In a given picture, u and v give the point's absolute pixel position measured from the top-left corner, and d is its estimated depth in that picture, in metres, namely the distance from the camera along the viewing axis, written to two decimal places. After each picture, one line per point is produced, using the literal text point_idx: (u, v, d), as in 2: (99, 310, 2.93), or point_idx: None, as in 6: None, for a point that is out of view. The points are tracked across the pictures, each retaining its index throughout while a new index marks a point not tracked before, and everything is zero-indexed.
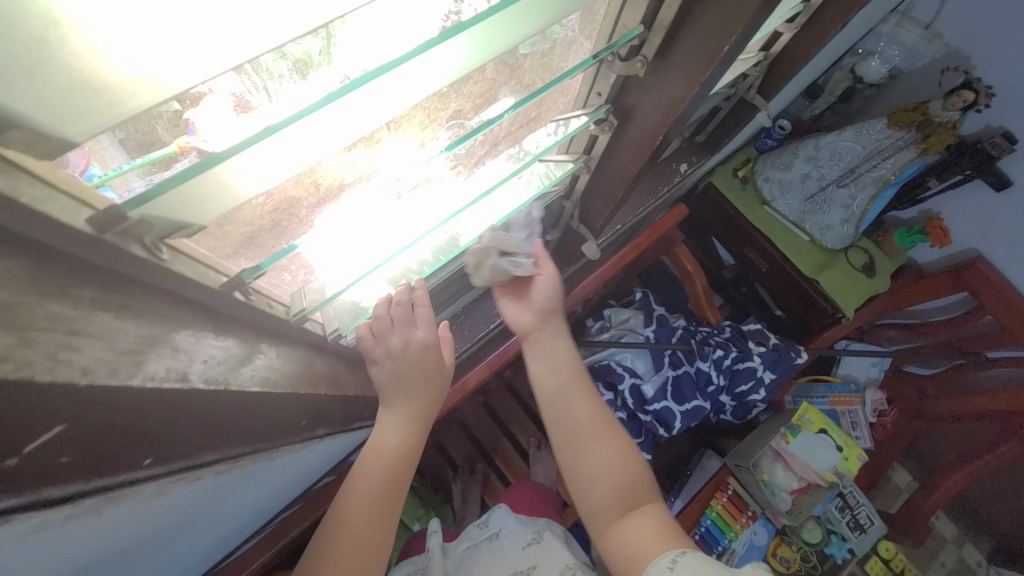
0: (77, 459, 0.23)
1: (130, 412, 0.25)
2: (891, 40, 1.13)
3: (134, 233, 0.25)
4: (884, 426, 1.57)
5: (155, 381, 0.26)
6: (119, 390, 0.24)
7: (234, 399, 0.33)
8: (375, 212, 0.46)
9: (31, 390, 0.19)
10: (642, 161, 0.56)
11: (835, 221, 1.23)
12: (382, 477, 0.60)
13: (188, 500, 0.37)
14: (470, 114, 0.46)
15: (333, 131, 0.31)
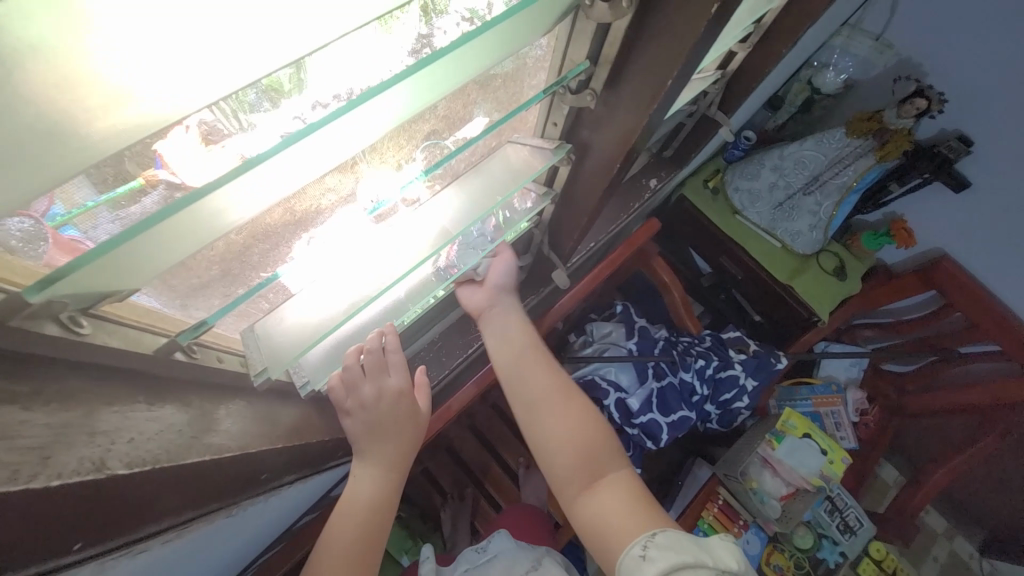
0: None
1: (52, 509, 0.23)
2: (843, 52, 1.17)
3: (45, 314, 0.25)
4: (867, 425, 1.56)
5: (75, 474, 0.24)
6: (23, 494, 0.21)
7: (176, 473, 0.31)
8: (361, 241, 0.46)
9: None
10: (604, 186, 0.57)
11: (804, 227, 1.26)
12: (354, 532, 0.58)
13: (138, 571, 0.35)
14: (446, 134, 0.47)
15: (312, 159, 0.32)
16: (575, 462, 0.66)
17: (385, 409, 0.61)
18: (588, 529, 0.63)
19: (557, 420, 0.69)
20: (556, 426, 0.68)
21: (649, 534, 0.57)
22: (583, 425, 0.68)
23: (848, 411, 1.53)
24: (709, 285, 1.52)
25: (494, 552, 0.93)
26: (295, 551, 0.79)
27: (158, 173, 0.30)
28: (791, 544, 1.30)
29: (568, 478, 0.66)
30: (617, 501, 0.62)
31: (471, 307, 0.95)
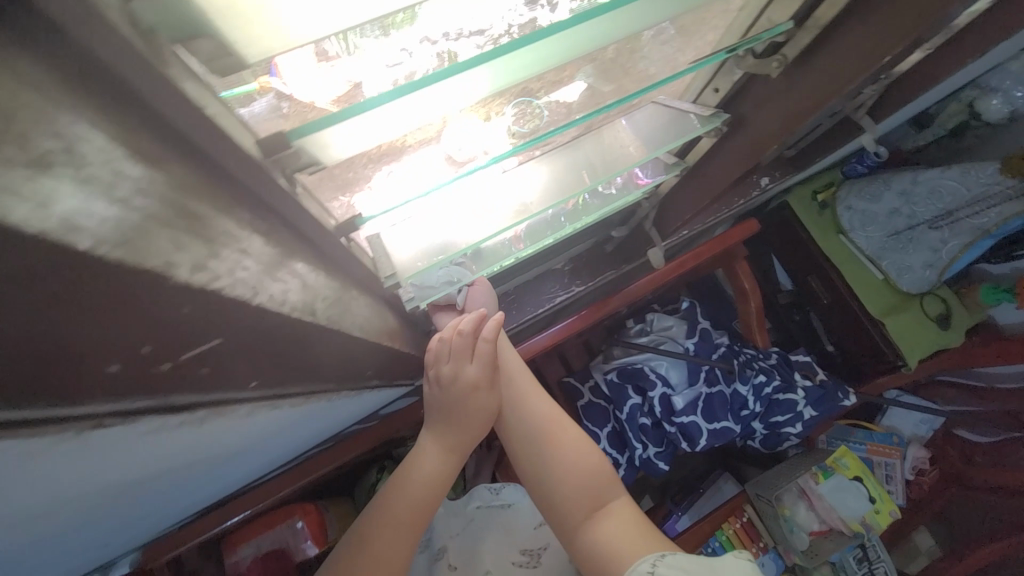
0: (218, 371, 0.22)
1: (269, 340, 0.25)
2: (1018, 79, 1.00)
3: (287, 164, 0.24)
4: (920, 485, 1.48)
5: (300, 310, 0.25)
6: (270, 315, 0.23)
7: (341, 340, 0.33)
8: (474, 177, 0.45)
9: (206, 308, 0.19)
10: (746, 169, 0.53)
11: (917, 264, 1.14)
12: (410, 498, 0.59)
13: (262, 427, 0.38)
14: (539, 94, 0.42)
15: (404, 118, 0.29)
16: (578, 492, 0.64)
17: (454, 397, 0.60)
18: (591, 566, 0.61)
19: (564, 455, 0.67)
20: (560, 455, 0.67)
21: (659, 554, 0.58)
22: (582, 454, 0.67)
23: (904, 467, 1.43)
24: (786, 303, 1.45)
25: (507, 500, 0.94)
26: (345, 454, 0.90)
27: (271, 81, 0.27)
28: None
29: (569, 515, 0.64)
30: (623, 530, 0.62)
31: (550, 268, 0.95)
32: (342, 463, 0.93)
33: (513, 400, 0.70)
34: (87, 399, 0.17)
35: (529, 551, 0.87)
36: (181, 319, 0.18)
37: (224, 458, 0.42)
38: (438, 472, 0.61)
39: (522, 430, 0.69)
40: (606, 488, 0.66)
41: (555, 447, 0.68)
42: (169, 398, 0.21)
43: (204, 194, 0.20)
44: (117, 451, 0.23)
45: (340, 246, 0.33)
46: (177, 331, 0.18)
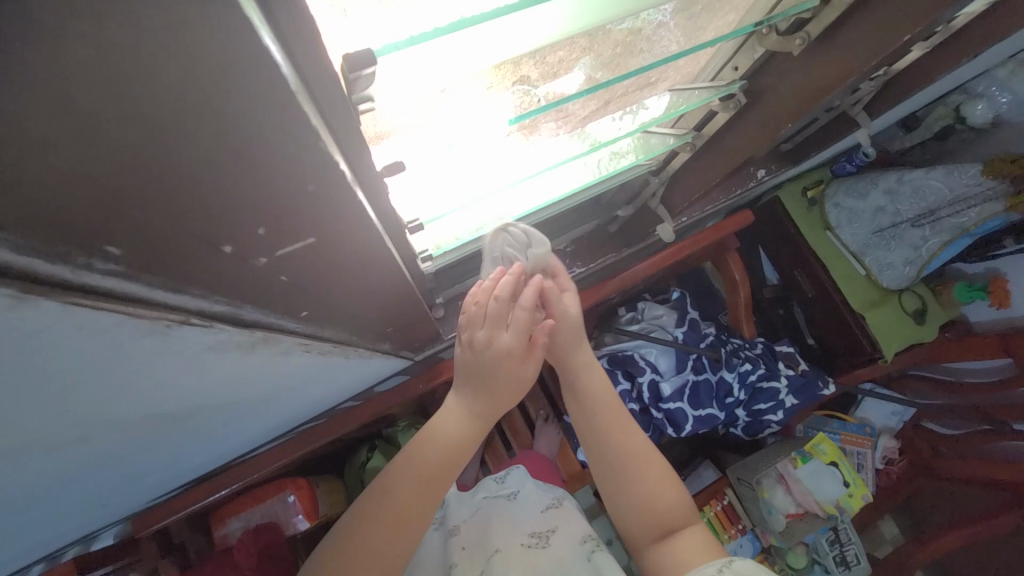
0: (292, 280, 0.23)
1: (338, 264, 0.25)
2: (1002, 86, 1.04)
3: (363, 87, 0.24)
4: (889, 474, 1.53)
5: (378, 232, 0.26)
6: (346, 227, 0.23)
7: (390, 278, 0.33)
8: (495, 140, 0.44)
9: (295, 196, 0.19)
10: (760, 146, 0.55)
11: (897, 260, 1.20)
12: (429, 462, 0.60)
13: (290, 373, 0.38)
14: (536, 84, 0.41)
15: (450, 61, 0.31)
16: (646, 514, 0.66)
17: (488, 364, 0.58)
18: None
19: (635, 476, 0.67)
20: (637, 486, 0.66)
21: (728, 561, 0.61)
22: (660, 480, 0.67)
23: (875, 457, 1.49)
24: (771, 297, 1.50)
25: (512, 488, 0.94)
26: (339, 427, 0.89)
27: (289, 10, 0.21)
28: (783, 560, 1.32)
29: (639, 530, 0.67)
30: (692, 548, 0.64)
31: (552, 249, 0.95)
32: (337, 437, 0.92)
33: (588, 426, 0.69)
34: (191, 287, 0.20)
35: (537, 531, 0.84)
36: (273, 201, 0.19)
37: (246, 406, 0.42)
38: (457, 440, 0.61)
39: (599, 454, 0.69)
40: (674, 507, 0.67)
41: (632, 474, 0.67)
42: (242, 307, 0.23)
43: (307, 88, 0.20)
44: (179, 364, 0.24)
45: (385, 192, 0.33)
46: (273, 208, 0.19)
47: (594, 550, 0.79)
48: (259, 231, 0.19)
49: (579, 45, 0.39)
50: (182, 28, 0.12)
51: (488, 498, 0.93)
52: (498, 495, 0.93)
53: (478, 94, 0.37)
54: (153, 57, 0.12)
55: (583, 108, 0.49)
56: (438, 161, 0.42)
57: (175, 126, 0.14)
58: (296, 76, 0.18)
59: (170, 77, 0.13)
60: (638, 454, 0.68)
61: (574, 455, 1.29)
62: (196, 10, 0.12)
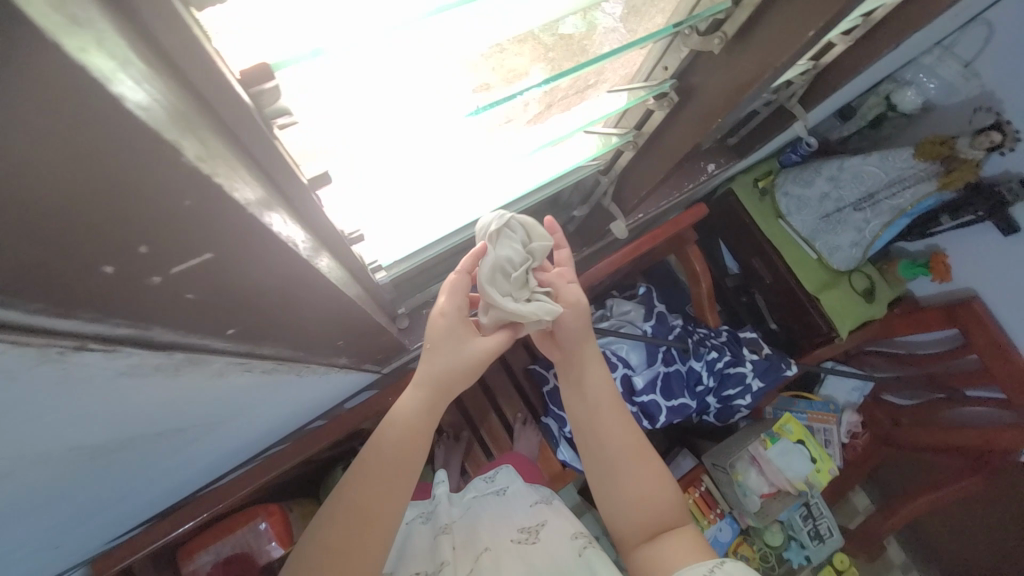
0: (203, 302, 0.21)
1: (255, 285, 0.24)
2: (930, 72, 1.13)
3: (267, 102, 0.23)
4: (854, 448, 1.62)
5: (292, 245, 0.24)
6: (263, 248, 0.22)
7: (321, 284, 0.31)
8: (439, 138, 0.44)
9: (196, 228, 0.18)
10: (697, 140, 0.57)
11: (845, 243, 1.25)
12: (386, 449, 0.56)
13: (230, 394, 0.37)
14: (497, 85, 0.43)
15: (393, 69, 0.32)
16: (638, 516, 0.64)
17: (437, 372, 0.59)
18: None
19: (629, 485, 0.65)
20: (629, 493, 0.64)
21: (718, 560, 0.56)
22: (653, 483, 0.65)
23: (840, 432, 1.55)
24: (732, 287, 1.55)
25: (500, 486, 0.95)
26: (308, 447, 0.87)
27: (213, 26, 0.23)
28: (760, 540, 1.38)
29: (626, 533, 0.65)
30: (683, 551, 0.60)
31: None
32: (306, 457, 0.90)
33: (584, 426, 0.68)
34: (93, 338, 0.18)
35: (526, 527, 0.81)
36: (173, 239, 0.17)
37: (191, 432, 0.41)
38: (415, 421, 0.57)
39: (594, 457, 0.68)
40: (667, 514, 0.63)
41: (622, 477, 0.65)
42: (151, 329, 0.20)
43: (193, 110, 0.19)
44: (91, 397, 0.23)
45: (313, 202, 0.33)
46: (171, 245, 0.17)
47: (585, 545, 0.72)
48: (153, 280, 0.18)
49: (530, 47, 0.40)
50: (21, 78, 0.11)
51: (477, 496, 0.94)
52: (487, 493, 0.94)
53: (412, 97, 0.37)
54: (20, 106, 0.11)
55: (526, 109, 0.49)
56: (366, 167, 0.41)
57: (46, 170, 0.12)
58: (173, 106, 0.16)
59: (12, 124, 0.11)
60: (631, 457, 0.66)
61: (555, 456, 1.29)
62: (26, 63, 0.10)
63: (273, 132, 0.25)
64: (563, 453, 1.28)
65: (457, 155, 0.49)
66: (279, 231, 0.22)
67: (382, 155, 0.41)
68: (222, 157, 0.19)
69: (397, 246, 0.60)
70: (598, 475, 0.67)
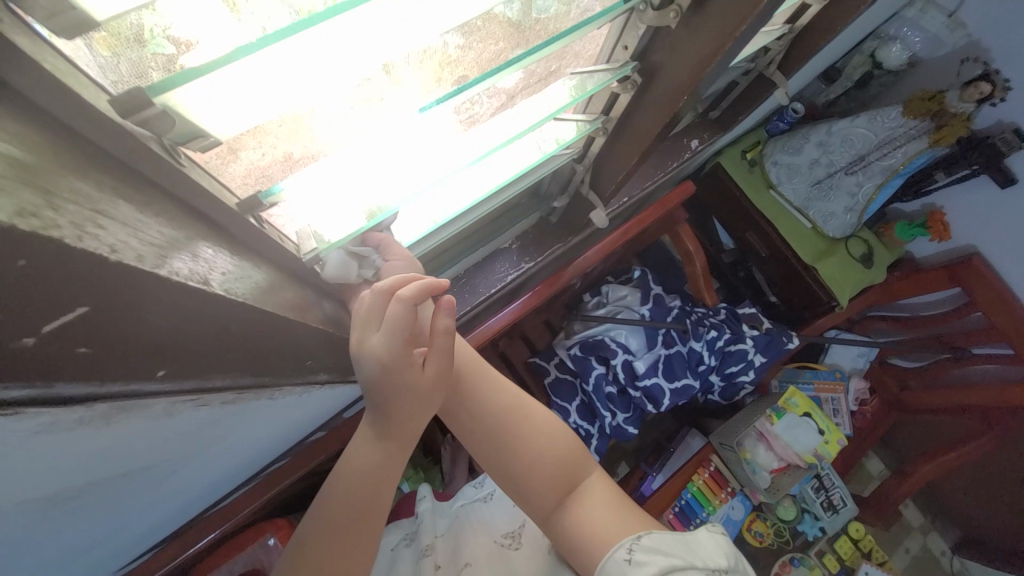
0: (98, 351, 0.19)
1: (160, 323, 0.21)
2: (914, 26, 1.10)
3: (156, 128, 0.21)
4: (865, 414, 1.57)
5: (183, 278, 0.21)
6: (150, 283, 0.19)
7: (256, 317, 0.28)
8: (411, 134, 0.44)
9: (42, 275, 0.15)
10: (668, 119, 0.55)
11: (839, 209, 1.22)
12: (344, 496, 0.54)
13: (185, 429, 0.36)
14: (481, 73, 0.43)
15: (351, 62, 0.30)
16: (548, 481, 0.60)
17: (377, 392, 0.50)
18: (573, 550, 0.60)
19: (529, 448, 0.60)
20: (531, 456, 0.60)
21: (634, 537, 0.57)
22: (557, 442, 0.61)
23: (848, 400, 1.52)
24: (730, 262, 1.52)
25: (488, 491, 0.92)
26: (309, 460, 0.87)
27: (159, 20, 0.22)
28: (774, 515, 1.36)
29: (544, 495, 0.60)
30: (599, 505, 0.60)
31: (499, 248, 0.95)
32: (309, 471, 0.90)
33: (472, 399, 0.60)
34: None
35: (509, 533, 0.84)
36: (17, 295, 0.15)
37: (159, 467, 0.40)
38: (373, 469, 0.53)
39: (492, 428, 0.60)
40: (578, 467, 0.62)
41: (521, 438, 0.60)
42: (58, 388, 0.19)
43: (35, 152, 0.17)
44: (11, 460, 0.22)
45: (247, 227, 0.31)
46: (13, 305, 0.15)
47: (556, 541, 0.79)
48: (21, 343, 0.16)
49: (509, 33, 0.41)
50: None
51: (465, 503, 0.92)
52: (474, 500, 0.92)
53: (378, 94, 0.37)
54: None
55: (485, 103, 0.49)
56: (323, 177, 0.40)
57: None
58: None
59: None
60: (526, 418, 0.61)
61: None
62: None
63: (172, 154, 0.23)
64: None
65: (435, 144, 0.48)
66: (181, 271, 0.21)
67: (354, 157, 0.40)
68: (84, 201, 0.17)
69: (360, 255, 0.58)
70: (509, 438, 0.60)
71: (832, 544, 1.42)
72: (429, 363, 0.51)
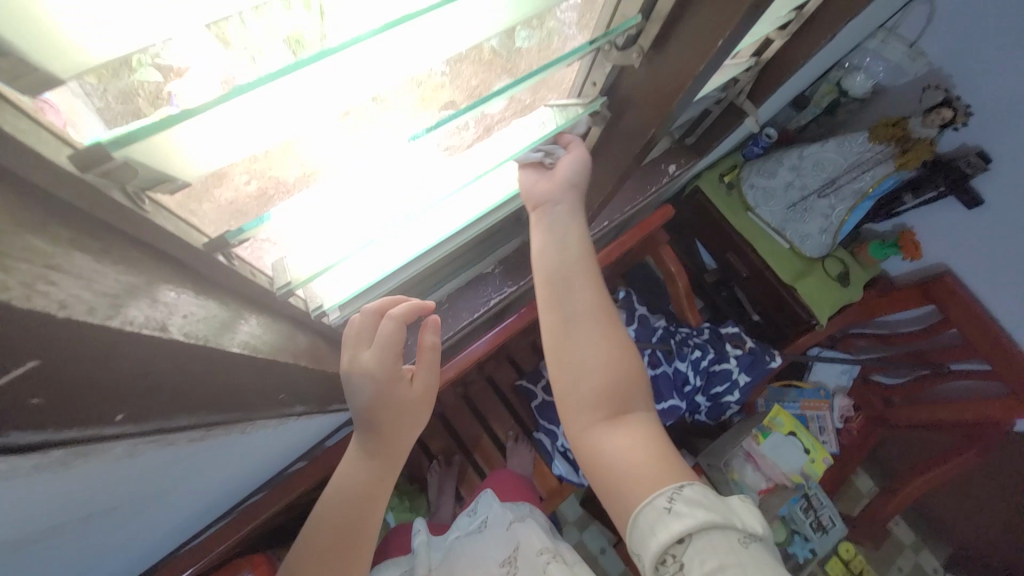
0: (50, 402, 0.19)
1: (109, 370, 0.21)
2: (876, 56, 1.14)
3: (117, 178, 0.22)
4: (850, 432, 1.60)
5: (136, 327, 0.21)
6: (100, 333, 0.19)
7: (216, 359, 0.28)
8: (394, 165, 0.45)
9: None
10: (638, 151, 0.57)
11: (814, 230, 1.26)
12: (337, 509, 0.57)
13: (150, 469, 0.35)
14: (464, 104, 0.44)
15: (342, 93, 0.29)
16: (599, 394, 0.57)
17: (373, 401, 0.55)
18: (597, 468, 0.56)
19: (589, 350, 0.59)
20: (592, 358, 0.58)
21: (676, 486, 0.51)
22: (618, 362, 0.59)
23: (833, 418, 1.53)
24: (713, 282, 1.54)
25: (481, 517, 0.95)
26: (288, 492, 0.84)
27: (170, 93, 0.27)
28: None
29: (583, 407, 0.58)
30: (638, 446, 0.55)
31: (482, 272, 0.96)
32: (288, 503, 0.87)
33: (556, 280, 0.60)
34: None
35: (504, 560, 0.87)
36: None
37: (121, 509, 0.39)
38: (363, 482, 0.58)
39: (565, 317, 0.60)
40: (630, 397, 0.58)
41: (586, 335, 0.59)
42: (10, 440, 0.19)
43: None
44: None
45: (215, 267, 0.31)
46: None
47: (550, 562, 0.84)
48: None
49: (491, 61, 0.43)
50: None
51: (461, 535, 0.94)
52: (468, 529, 0.94)
53: (366, 127, 0.39)
54: None
55: (472, 130, 0.50)
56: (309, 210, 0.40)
57: None
58: None
59: None
60: (597, 317, 0.60)
61: (551, 470, 1.26)
62: None
63: (133, 200, 0.23)
64: (558, 467, 1.25)
65: (419, 173, 0.49)
66: (137, 319, 0.21)
67: (352, 184, 0.42)
68: (37, 257, 0.18)
69: (348, 284, 0.56)
70: (558, 335, 0.60)
71: (825, 566, 1.40)
72: (416, 377, 0.58)
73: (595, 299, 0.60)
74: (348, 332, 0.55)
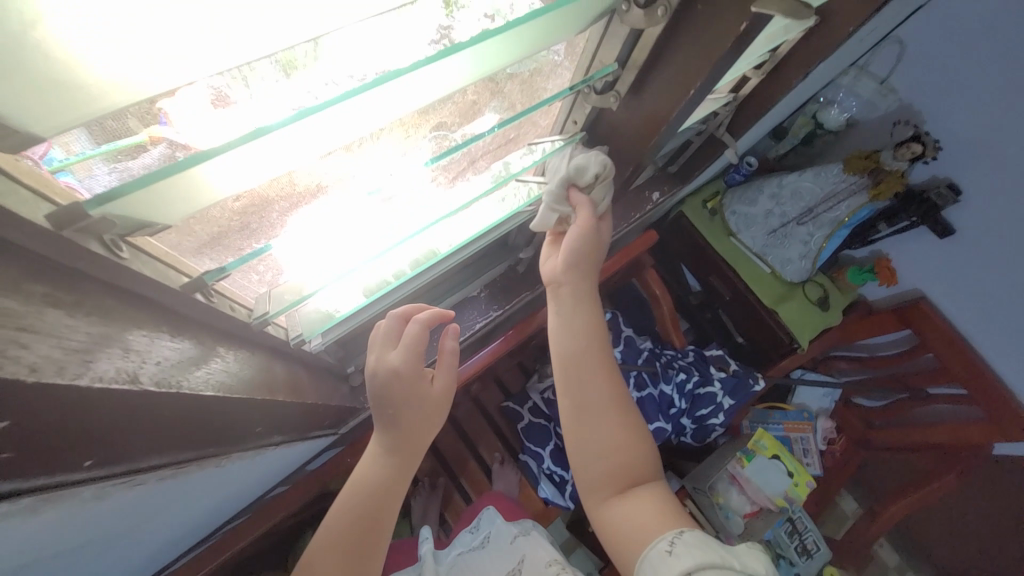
0: (15, 458, 0.19)
1: (75, 425, 0.21)
2: (849, 92, 1.20)
3: (94, 231, 0.22)
4: (833, 454, 1.59)
5: (104, 382, 0.21)
6: (68, 392, 0.19)
7: (186, 404, 0.28)
8: (380, 200, 0.46)
9: None
10: (617, 185, 0.59)
11: (794, 256, 1.29)
12: (352, 515, 0.54)
13: (119, 508, 0.34)
14: (454, 127, 0.46)
15: (340, 131, 0.30)
16: (606, 471, 0.57)
17: (388, 392, 0.52)
18: (609, 543, 0.57)
19: (597, 432, 0.57)
20: (602, 439, 0.57)
21: (677, 530, 0.52)
22: (626, 440, 0.57)
23: (816, 440, 1.54)
24: (698, 303, 1.57)
25: (484, 534, 0.93)
26: (265, 520, 0.82)
27: (161, 131, 0.27)
28: None
29: (593, 488, 0.58)
30: (648, 518, 0.54)
31: (468, 295, 0.96)
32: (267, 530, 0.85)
33: (564, 361, 0.59)
34: None
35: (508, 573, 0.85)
36: None
37: (88, 548, 0.38)
38: (385, 479, 0.54)
39: (574, 398, 0.58)
40: (640, 468, 0.57)
41: (596, 420, 0.58)
42: None
43: None
44: None
45: (191, 307, 0.31)
46: None
47: (558, 573, 0.79)
48: None
49: (484, 90, 0.44)
50: None
51: (463, 553, 0.92)
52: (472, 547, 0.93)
53: (364, 159, 0.41)
54: None
55: (461, 158, 0.51)
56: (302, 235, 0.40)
57: None
58: None
59: None
60: (607, 402, 0.58)
61: (536, 493, 1.24)
62: None
63: (110, 249, 0.24)
64: (544, 490, 1.24)
65: (410, 199, 0.50)
66: (105, 374, 0.22)
67: (352, 211, 0.44)
68: (9, 319, 0.18)
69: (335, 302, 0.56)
70: (569, 416, 0.59)
71: None
72: (437, 378, 0.56)
73: (605, 379, 0.59)
74: (376, 332, 0.55)
